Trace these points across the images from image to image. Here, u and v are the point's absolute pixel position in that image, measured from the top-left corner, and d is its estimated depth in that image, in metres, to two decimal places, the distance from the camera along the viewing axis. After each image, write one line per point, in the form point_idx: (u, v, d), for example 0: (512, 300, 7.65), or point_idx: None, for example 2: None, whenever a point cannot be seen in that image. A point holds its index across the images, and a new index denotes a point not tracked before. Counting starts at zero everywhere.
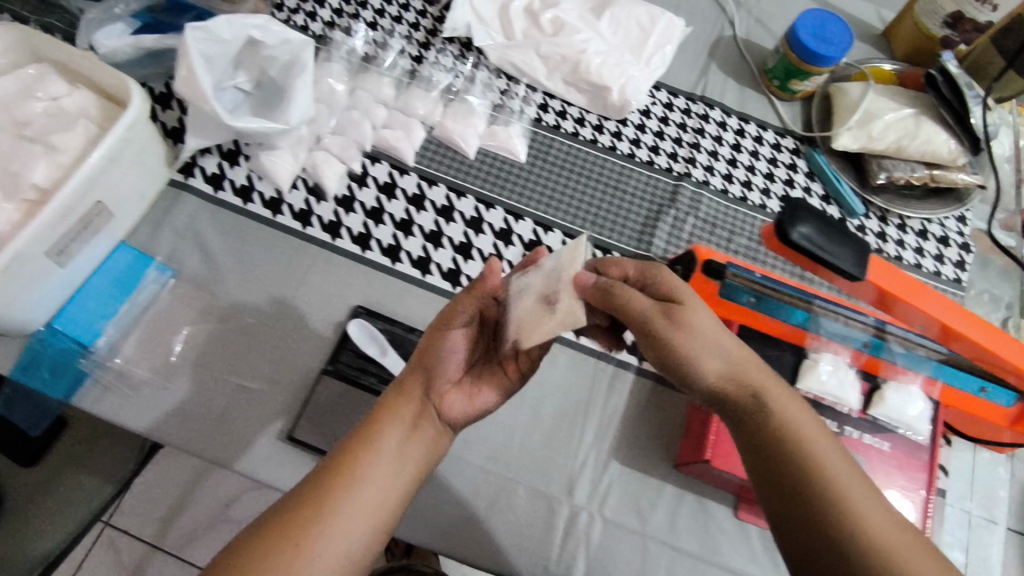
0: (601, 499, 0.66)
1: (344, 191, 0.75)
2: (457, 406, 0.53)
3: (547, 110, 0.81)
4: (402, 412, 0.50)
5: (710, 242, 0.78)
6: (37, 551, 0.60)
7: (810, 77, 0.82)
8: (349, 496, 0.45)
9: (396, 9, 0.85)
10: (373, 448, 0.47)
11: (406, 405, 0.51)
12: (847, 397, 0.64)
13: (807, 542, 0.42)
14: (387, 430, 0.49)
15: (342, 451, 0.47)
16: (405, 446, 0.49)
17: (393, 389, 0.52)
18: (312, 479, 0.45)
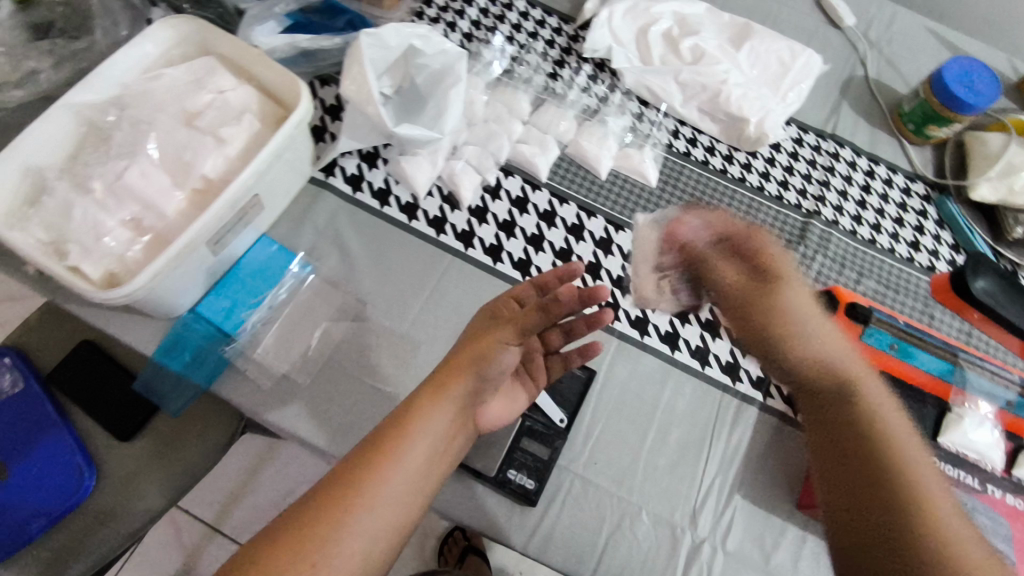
0: (723, 532, 0.65)
1: (478, 202, 0.76)
2: (495, 410, 0.58)
3: (679, 136, 0.82)
4: (426, 421, 0.50)
5: (840, 283, 0.77)
6: (142, 508, 0.68)
7: (949, 124, 0.80)
8: (364, 509, 0.45)
9: (532, 26, 0.86)
10: (393, 459, 0.47)
11: (437, 414, 0.50)
12: (993, 457, 0.62)
13: (876, 520, 0.46)
14: (406, 440, 0.48)
15: (361, 458, 0.47)
16: (422, 458, 0.49)
17: (421, 392, 0.51)
18: (329, 487, 0.45)
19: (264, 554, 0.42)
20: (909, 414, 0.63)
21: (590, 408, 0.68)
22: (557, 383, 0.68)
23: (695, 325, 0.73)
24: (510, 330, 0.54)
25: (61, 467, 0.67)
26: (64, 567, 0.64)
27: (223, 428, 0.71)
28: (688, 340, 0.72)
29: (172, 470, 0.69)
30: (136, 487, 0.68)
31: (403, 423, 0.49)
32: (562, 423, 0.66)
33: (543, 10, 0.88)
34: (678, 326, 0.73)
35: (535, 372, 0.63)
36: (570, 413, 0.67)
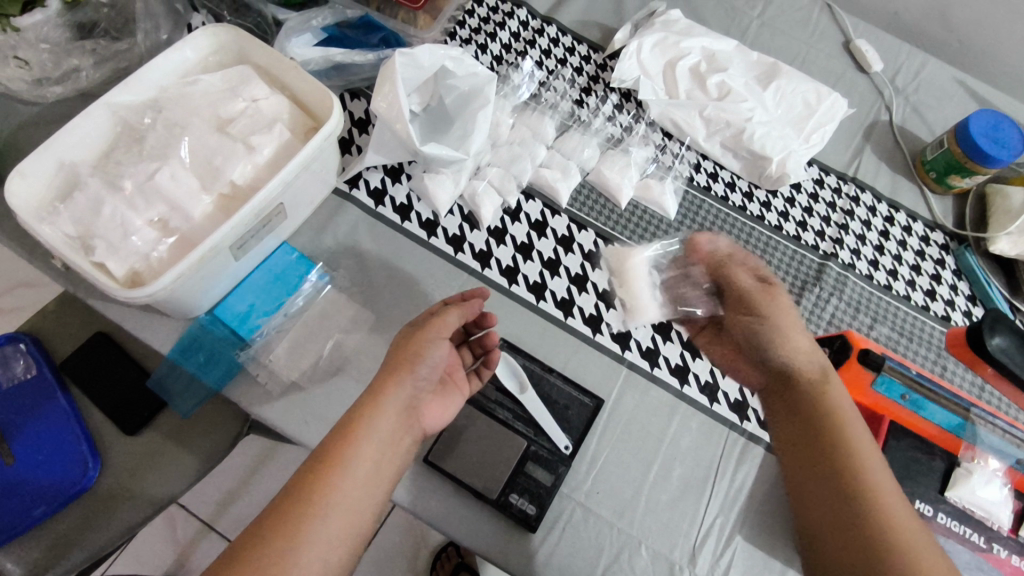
0: (722, 573, 0.64)
1: (498, 223, 0.76)
2: (434, 412, 0.58)
3: (700, 170, 0.83)
4: (369, 427, 0.51)
5: (854, 327, 0.76)
6: (148, 501, 0.69)
7: (972, 175, 0.80)
8: (319, 521, 0.46)
9: (562, 52, 0.88)
10: (340, 471, 0.48)
11: (376, 420, 0.52)
12: (999, 516, 0.61)
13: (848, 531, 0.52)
14: (353, 450, 0.50)
15: (310, 470, 0.48)
16: (369, 466, 0.50)
17: (362, 399, 0.53)
18: (285, 502, 0.47)
19: (229, 562, 0.43)
20: (919, 466, 0.62)
21: (595, 436, 0.68)
22: (564, 409, 0.68)
23: (706, 360, 0.73)
24: (431, 330, 0.58)
25: (65, 458, 0.68)
26: (65, 555, 0.66)
27: (232, 425, 0.73)
28: (698, 374, 0.72)
29: (174, 468, 0.70)
30: (145, 480, 0.69)
31: (348, 434, 0.50)
32: (566, 449, 0.66)
33: (573, 37, 0.89)
34: (689, 359, 0.73)
35: (460, 380, 0.64)
36: (575, 440, 0.67)
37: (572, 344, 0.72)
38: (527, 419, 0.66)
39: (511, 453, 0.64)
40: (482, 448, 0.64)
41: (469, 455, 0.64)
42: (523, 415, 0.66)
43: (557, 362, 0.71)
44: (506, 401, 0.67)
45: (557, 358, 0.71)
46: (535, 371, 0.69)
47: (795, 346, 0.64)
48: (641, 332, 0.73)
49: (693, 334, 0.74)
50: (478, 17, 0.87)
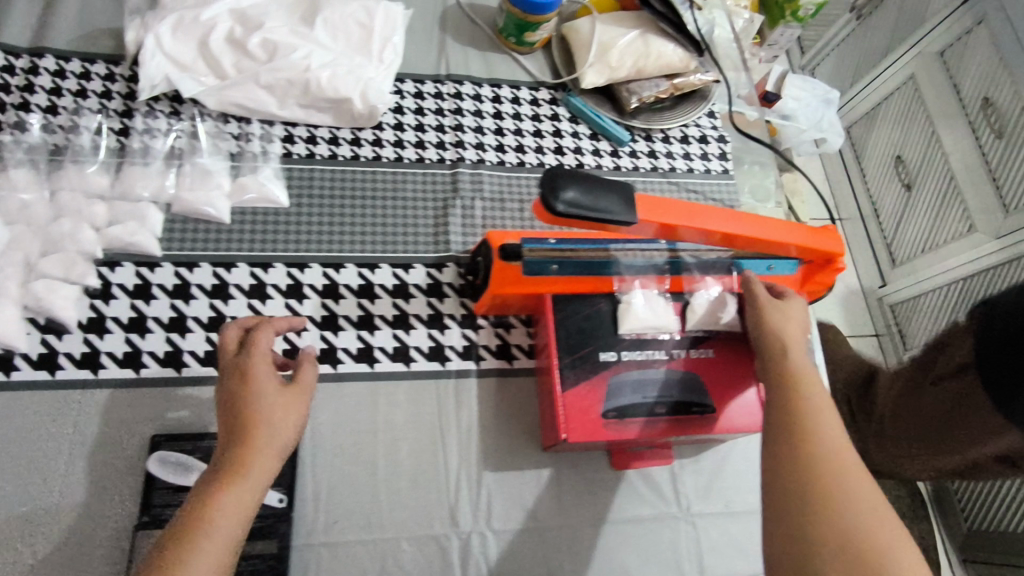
0: (485, 513, 0.65)
1: (91, 312, 0.64)
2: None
3: (294, 140, 0.75)
4: (226, 494, 0.45)
5: (506, 219, 0.76)
6: None
7: (540, 27, 0.81)
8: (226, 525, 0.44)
9: (75, 82, 0.73)
10: (203, 540, 0.43)
11: (231, 494, 0.45)
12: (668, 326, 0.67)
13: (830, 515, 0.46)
14: (214, 520, 0.44)
15: (176, 544, 0.42)
16: (226, 534, 0.44)
17: (250, 458, 0.47)
18: (180, 527, 0.43)
19: None
20: (590, 323, 0.65)
21: (308, 471, 0.63)
22: None
23: (386, 328, 0.69)
24: (278, 406, 0.50)
25: None
26: None
27: None
28: (383, 346, 0.69)
29: None
30: None
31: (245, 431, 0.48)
32: (283, 502, 0.60)
33: (81, 59, 0.74)
34: (369, 337, 0.69)
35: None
36: (289, 488, 0.61)
37: None
38: None
39: None
40: None
41: None
42: None
43: None
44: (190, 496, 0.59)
45: None
46: (211, 446, 0.61)
47: (814, 407, 0.53)
48: (307, 338, 0.67)
49: (361, 311, 0.70)
50: None
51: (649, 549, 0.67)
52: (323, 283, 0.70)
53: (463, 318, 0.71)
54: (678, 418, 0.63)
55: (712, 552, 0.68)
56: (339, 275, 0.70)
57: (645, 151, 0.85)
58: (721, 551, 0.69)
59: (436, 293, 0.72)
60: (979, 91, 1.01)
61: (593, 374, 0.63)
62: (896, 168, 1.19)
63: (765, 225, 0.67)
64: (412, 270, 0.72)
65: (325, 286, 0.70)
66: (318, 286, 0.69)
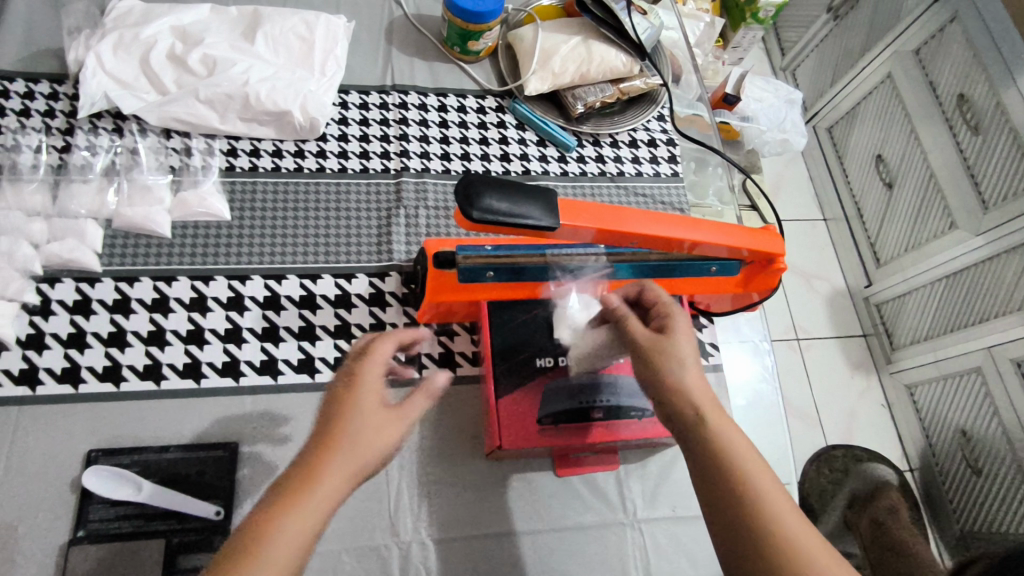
0: (427, 524, 0.64)
1: (29, 329, 0.65)
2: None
3: (237, 153, 0.76)
4: (307, 509, 0.41)
5: (451, 226, 0.77)
6: None
7: (482, 35, 0.81)
8: (286, 540, 0.40)
9: (19, 102, 0.74)
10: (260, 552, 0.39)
11: (308, 517, 0.41)
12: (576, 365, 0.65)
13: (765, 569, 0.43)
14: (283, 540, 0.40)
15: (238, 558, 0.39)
16: (287, 553, 0.40)
17: (331, 465, 0.44)
18: (239, 540, 0.39)
19: None
20: (526, 329, 0.66)
21: (244, 482, 0.62)
22: (199, 478, 0.61)
23: (328, 338, 0.69)
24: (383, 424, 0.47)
25: None
26: None
27: None
28: (325, 356, 0.69)
29: None
30: None
31: (335, 438, 0.45)
32: (219, 514, 0.60)
33: (25, 80, 0.75)
34: (310, 348, 0.69)
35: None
36: (227, 501, 0.61)
37: (178, 405, 0.64)
38: (161, 513, 0.59)
39: (153, 563, 0.57)
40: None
41: None
42: (154, 512, 0.59)
43: (170, 435, 0.63)
44: (128, 509, 0.59)
45: (170, 432, 0.63)
46: (149, 461, 0.61)
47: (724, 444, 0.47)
48: (247, 350, 0.67)
49: (302, 322, 0.70)
50: None
51: (594, 557, 0.66)
52: (265, 294, 0.70)
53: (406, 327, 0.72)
54: (613, 424, 0.64)
55: (660, 558, 0.66)
56: (281, 286, 0.70)
57: (593, 156, 0.85)
58: (669, 557, 0.67)
59: (378, 302, 0.72)
60: (954, 86, 0.93)
61: (529, 380, 0.63)
62: (876, 167, 1.10)
63: (702, 226, 0.65)
64: (355, 279, 0.72)
65: (267, 297, 0.70)
66: (259, 297, 0.70)
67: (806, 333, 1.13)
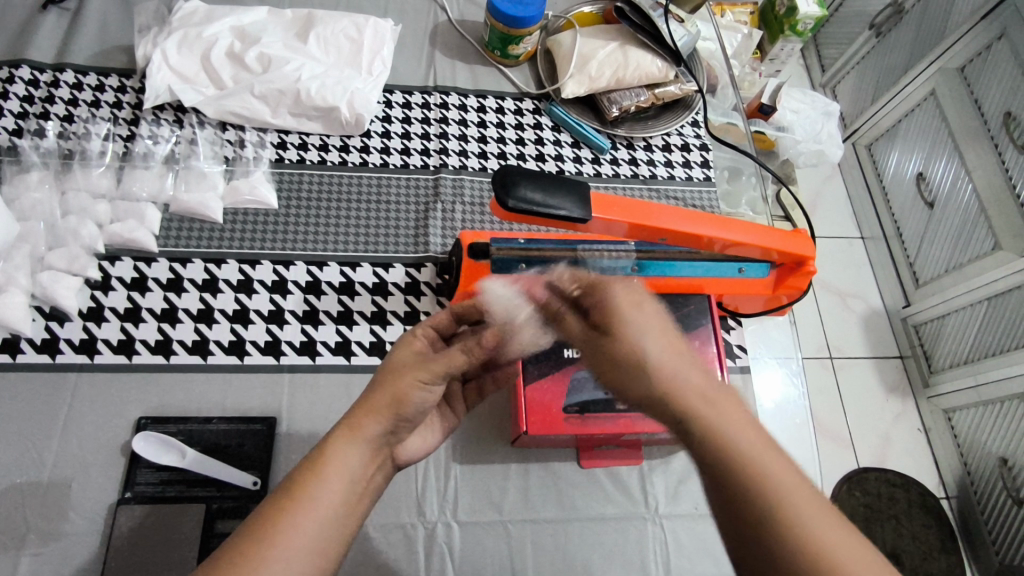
0: (452, 505, 0.66)
1: (90, 303, 0.69)
2: (414, 443, 0.55)
3: (286, 146, 0.80)
4: (335, 444, 0.45)
5: (484, 221, 0.79)
6: None
7: (522, 39, 0.84)
8: (340, 465, 0.44)
9: (90, 94, 0.80)
10: (324, 473, 0.43)
11: (350, 447, 0.45)
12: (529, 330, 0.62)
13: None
14: (324, 479, 0.43)
15: (260, 522, 0.41)
16: (337, 482, 0.44)
17: (383, 397, 0.48)
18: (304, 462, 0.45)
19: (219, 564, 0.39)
20: None
21: (281, 455, 0.66)
22: (239, 449, 0.64)
23: (364, 323, 0.72)
24: (424, 368, 0.50)
25: None
26: None
27: None
28: (360, 340, 0.71)
29: None
30: None
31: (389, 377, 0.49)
32: (256, 484, 0.63)
33: (96, 74, 0.81)
34: (347, 331, 0.72)
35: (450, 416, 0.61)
36: (264, 472, 0.64)
37: (222, 380, 0.68)
38: (203, 480, 0.62)
39: (193, 526, 0.60)
40: (159, 536, 0.59)
41: (148, 554, 0.59)
42: (196, 478, 0.62)
43: (213, 407, 0.66)
44: (173, 474, 0.62)
45: (213, 404, 0.67)
46: (193, 430, 0.64)
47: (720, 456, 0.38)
48: (288, 331, 0.71)
49: (341, 307, 0.73)
50: None
51: (615, 549, 0.66)
52: (307, 279, 0.73)
53: None
54: (639, 415, 0.64)
55: (680, 554, 0.67)
56: (322, 272, 0.74)
57: (626, 158, 0.87)
58: (689, 553, 0.67)
59: (413, 291, 0.75)
60: (1002, 105, 0.93)
61: (556, 370, 0.65)
62: (917, 184, 1.08)
63: (733, 224, 0.66)
64: (392, 269, 0.75)
65: (308, 282, 0.73)
66: (301, 282, 0.73)
67: (839, 351, 1.09)
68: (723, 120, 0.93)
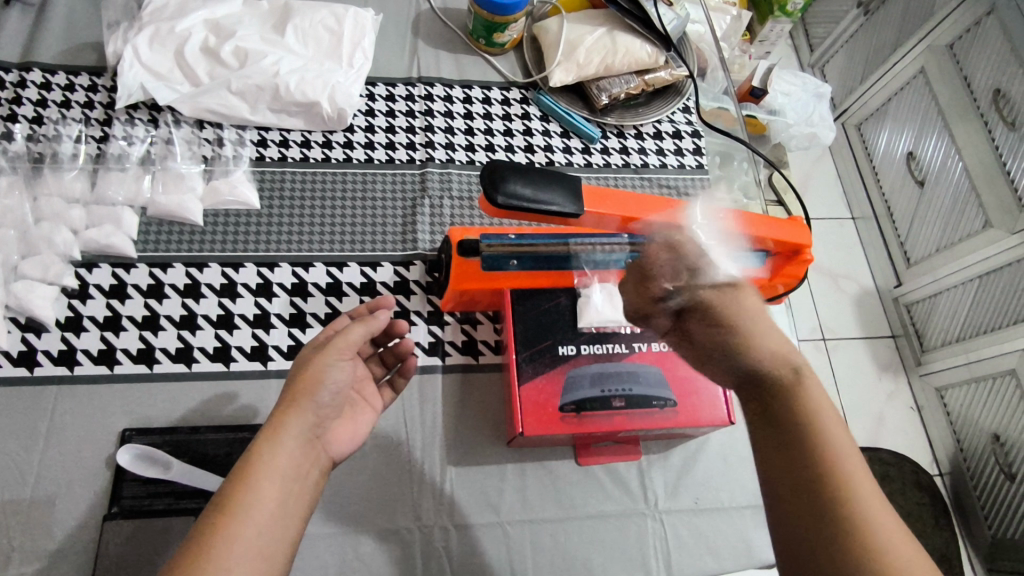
0: (449, 508, 0.65)
1: (68, 312, 0.67)
2: (343, 436, 0.53)
3: (267, 144, 0.77)
4: (259, 452, 0.45)
5: (474, 216, 0.77)
6: None
7: (507, 27, 0.82)
8: (267, 469, 0.44)
9: (60, 94, 0.77)
10: (254, 479, 0.43)
11: (274, 453, 0.45)
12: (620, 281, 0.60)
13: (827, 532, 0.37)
14: (251, 487, 0.43)
15: (191, 547, 0.40)
16: (265, 486, 0.43)
17: (288, 396, 0.49)
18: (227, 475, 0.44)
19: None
20: (548, 317, 0.66)
21: None
22: (228, 458, 0.63)
23: None
24: (329, 352, 0.52)
25: None
26: None
27: None
28: None
29: None
30: None
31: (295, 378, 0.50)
32: None
33: (66, 72, 0.78)
34: None
35: (372, 395, 0.60)
36: None
37: (209, 389, 0.66)
38: (191, 493, 0.60)
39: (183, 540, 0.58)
40: (149, 551, 0.58)
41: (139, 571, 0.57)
42: (184, 491, 0.60)
43: (201, 417, 0.65)
44: (161, 488, 0.60)
45: (200, 413, 0.65)
46: (180, 441, 0.63)
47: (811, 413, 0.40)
48: (275, 335, 0.69)
49: (329, 308, 0.71)
50: None
51: (615, 546, 0.66)
52: (292, 281, 0.71)
53: (430, 314, 0.72)
54: (636, 412, 0.63)
55: (681, 550, 0.66)
56: (308, 273, 0.72)
57: (617, 148, 0.85)
58: (690, 548, 0.66)
59: (403, 290, 0.73)
60: (992, 82, 0.91)
61: (551, 368, 0.63)
62: (908, 164, 1.07)
63: (727, 213, 0.64)
64: (380, 268, 0.73)
65: (294, 284, 0.71)
66: (287, 284, 0.71)
67: (834, 334, 1.08)
68: (714, 105, 0.91)
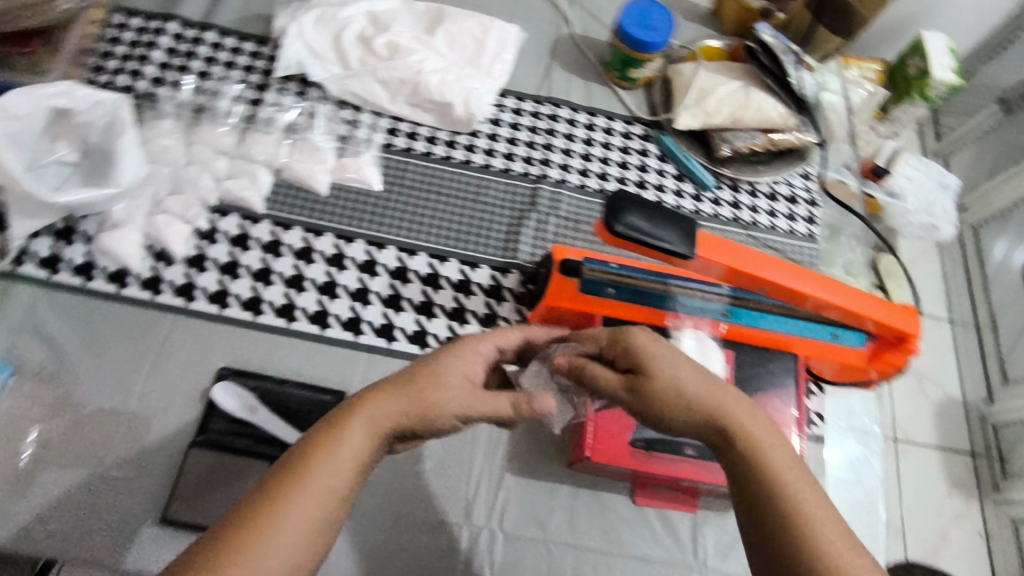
0: (499, 514, 0.66)
1: (194, 250, 0.72)
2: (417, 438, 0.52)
3: (397, 133, 0.82)
4: (351, 435, 0.42)
5: (576, 238, 0.79)
6: None
7: (643, 64, 0.84)
8: (359, 449, 0.42)
9: (227, 55, 0.84)
10: (340, 453, 0.41)
11: (367, 437, 0.42)
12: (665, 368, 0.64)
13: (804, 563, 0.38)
14: (335, 464, 0.40)
15: (259, 502, 0.38)
16: (347, 469, 0.41)
17: (404, 379, 0.46)
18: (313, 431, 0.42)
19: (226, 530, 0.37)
20: None
21: None
22: (308, 416, 0.66)
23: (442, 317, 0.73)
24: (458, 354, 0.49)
25: None
26: None
27: None
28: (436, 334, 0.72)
29: None
30: None
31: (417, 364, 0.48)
32: None
33: (236, 37, 0.85)
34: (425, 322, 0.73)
35: None
36: None
37: (302, 348, 0.70)
38: (269, 440, 0.63)
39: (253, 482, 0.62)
40: (222, 484, 0.62)
41: (210, 500, 0.61)
42: (263, 437, 0.64)
43: (291, 372, 0.69)
44: (244, 428, 0.64)
45: (290, 368, 0.69)
46: (269, 389, 0.66)
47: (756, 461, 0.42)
48: (370, 312, 0.72)
49: (423, 297, 0.74)
50: (126, 43, 0.82)
51: None
52: (395, 265, 0.75)
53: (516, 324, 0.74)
54: (705, 463, 0.62)
55: None
56: (411, 260, 0.75)
57: (729, 200, 0.85)
58: None
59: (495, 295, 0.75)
60: None
61: None
62: None
63: (845, 290, 0.63)
64: (478, 269, 0.76)
65: (397, 268, 0.75)
66: (390, 266, 0.74)
67: None
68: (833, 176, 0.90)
